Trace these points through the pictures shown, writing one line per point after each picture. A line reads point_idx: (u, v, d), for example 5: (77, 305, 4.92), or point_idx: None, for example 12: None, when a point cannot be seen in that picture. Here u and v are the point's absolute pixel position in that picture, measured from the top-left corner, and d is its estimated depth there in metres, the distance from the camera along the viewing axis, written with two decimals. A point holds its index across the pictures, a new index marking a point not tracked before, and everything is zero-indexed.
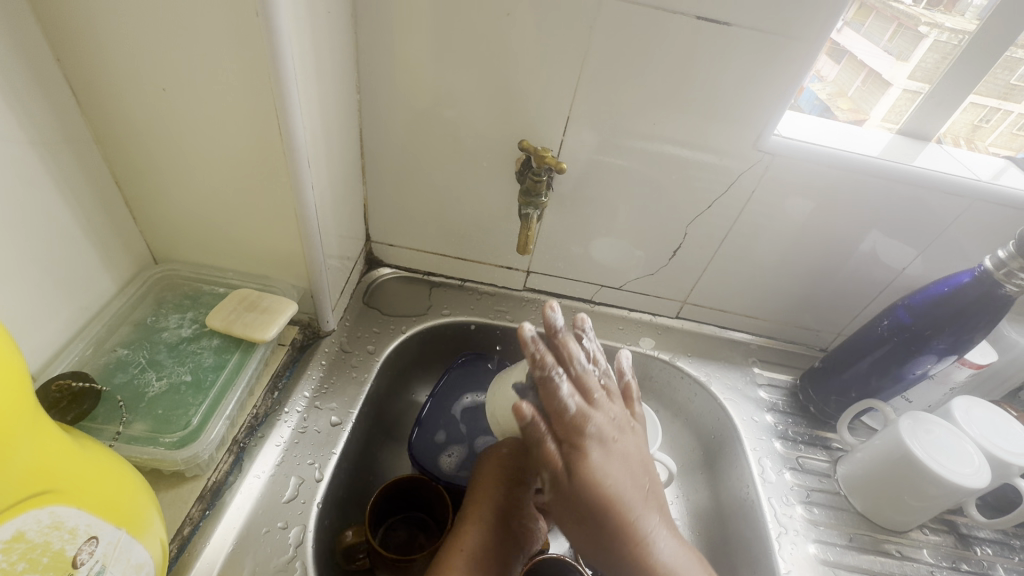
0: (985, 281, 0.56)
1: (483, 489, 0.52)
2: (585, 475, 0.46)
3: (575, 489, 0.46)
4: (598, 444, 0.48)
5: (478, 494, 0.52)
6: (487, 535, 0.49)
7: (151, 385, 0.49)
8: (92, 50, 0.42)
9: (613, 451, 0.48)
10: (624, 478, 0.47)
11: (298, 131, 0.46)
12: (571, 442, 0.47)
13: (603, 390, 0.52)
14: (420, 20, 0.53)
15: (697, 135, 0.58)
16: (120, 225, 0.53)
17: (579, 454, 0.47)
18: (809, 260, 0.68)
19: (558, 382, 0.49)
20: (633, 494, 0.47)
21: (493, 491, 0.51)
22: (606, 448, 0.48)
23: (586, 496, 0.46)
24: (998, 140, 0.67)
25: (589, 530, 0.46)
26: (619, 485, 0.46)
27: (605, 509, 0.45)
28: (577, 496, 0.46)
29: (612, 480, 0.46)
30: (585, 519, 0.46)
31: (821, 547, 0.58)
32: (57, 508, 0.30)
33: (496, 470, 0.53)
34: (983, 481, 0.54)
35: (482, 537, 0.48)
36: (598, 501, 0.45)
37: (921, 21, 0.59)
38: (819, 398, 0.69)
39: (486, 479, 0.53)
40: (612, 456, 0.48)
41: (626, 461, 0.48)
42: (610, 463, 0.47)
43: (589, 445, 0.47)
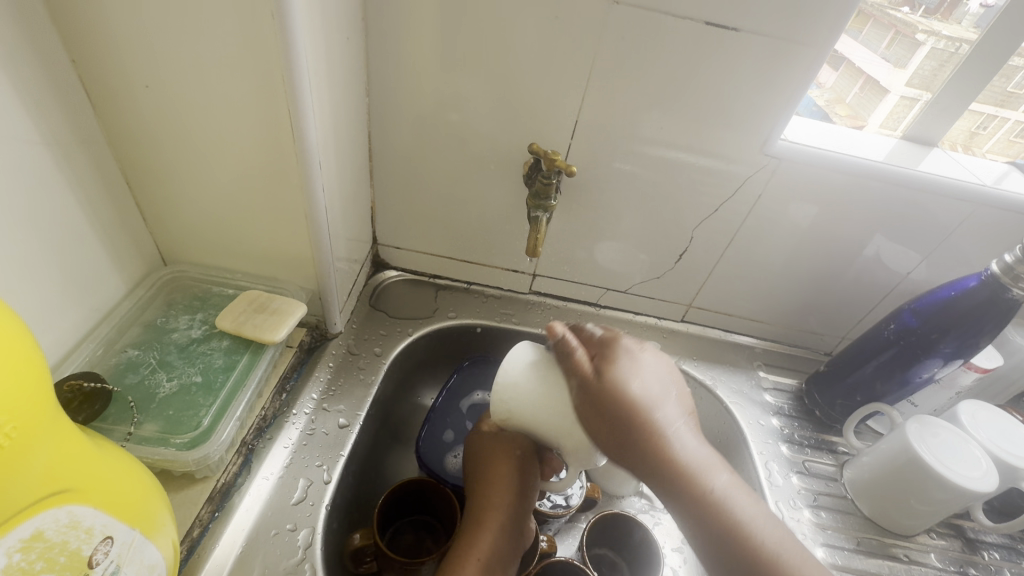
0: (991, 285, 0.56)
1: (497, 487, 0.51)
2: (620, 385, 0.46)
3: (610, 390, 0.46)
4: (625, 360, 0.48)
5: (488, 498, 0.51)
6: (495, 543, 0.48)
7: (162, 386, 0.49)
8: (107, 52, 0.43)
9: (651, 368, 0.49)
10: (659, 380, 0.48)
11: (310, 133, 0.46)
12: (601, 353, 0.49)
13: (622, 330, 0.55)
14: (430, 24, 0.54)
15: (704, 140, 0.58)
16: (130, 226, 0.53)
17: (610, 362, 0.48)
18: (814, 264, 0.68)
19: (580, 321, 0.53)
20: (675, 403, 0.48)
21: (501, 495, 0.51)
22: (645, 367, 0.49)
23: (608, 392, 0.46)
24: (995, 147, 0.68)
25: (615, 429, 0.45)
26: (656, 393, 0.47)
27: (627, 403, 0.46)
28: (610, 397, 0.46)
29: (644, 385, 0.47)
30: (613, 415, 0.45)
31: (829, 551, 0.58)
32: (74, 508, 0.30)
33: (501, 466, 0.52)
34: (991, 485, 0.54)
35: (491, 546, 0.48)
36: (621, 400, 0.46)
37: (918, 28, 0.61)
38: (826, 402, 0.69)
39: (493, 471, 0.52)
40: (653, 367, 0.49)
41: (662, 373, 0.49)
42: (649, 370, 0.49)
43: (634, 356, 0.49)
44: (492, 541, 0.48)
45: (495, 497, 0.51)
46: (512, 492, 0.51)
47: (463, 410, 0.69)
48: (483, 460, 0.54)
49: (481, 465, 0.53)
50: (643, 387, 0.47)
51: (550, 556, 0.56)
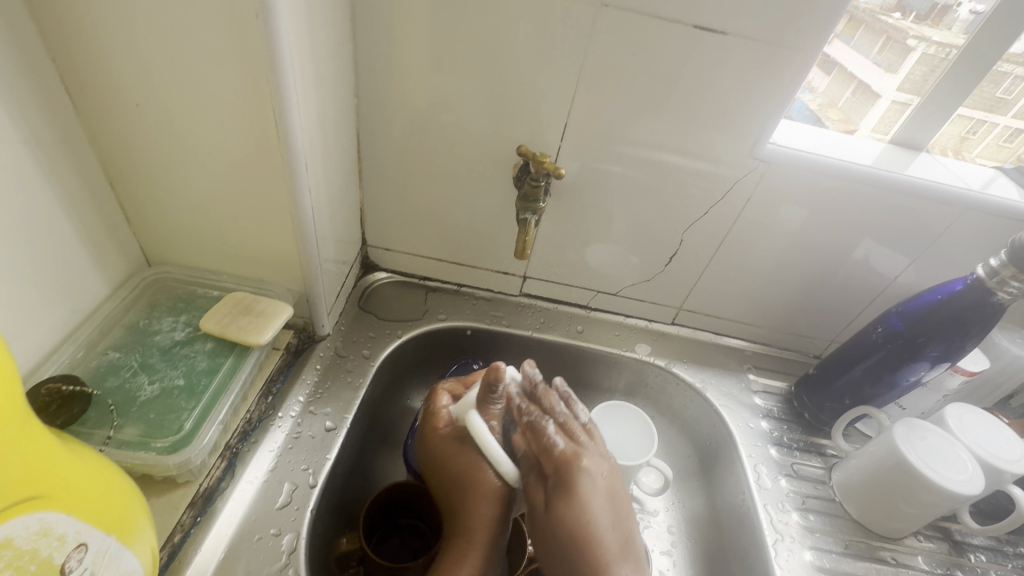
0: (977, 288, 0.56)
1: (480, 509, 0.50)
2: (565, 526, 0.48)
3: (552, 531, 0.49)
4: (585, 469, 0.51)
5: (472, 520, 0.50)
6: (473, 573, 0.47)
7: (143, 389, 0.49)
8: (89, 50, 0.42)
9: (593, 480, 0.51)
10: (602, 516, 0.49)
11: (296, 134, 0.46)
12: (552, 479, 0.51)
13: (585, 432, 0.56)
14: (418, 25, 0.54)
15: (691, 142, 0.59)
16: (113, 227, 0.53)
17: (569, 473, 0.50)
18: (801, 269, 0.69)
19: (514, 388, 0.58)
20: (611, 531, 0.49)
21: (482, 510, 0.50)
22: (596, 475, 0.51)
23: (558, 545, 0.48)
24: (984, 152, 0.68)
25: (566, 529, 0.48)
26: (597, 498, 0.50)
27: (571, 519, 0.48)
28: (558, 511, 0.49)
29: (596, 495, 0.50)
30: (556, 551, 0.48)
31: (817, 554, 0.58)
32: (46, 514, 0.30)
33: (487, 473, 0.51)
34: (977, 488, 0.54)
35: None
36: (570, 512, 0.48)
37: (909, 33, 0.61)
38: (815, 404, 0.69)
39: (476, 483, 0.51)
40: (600, 471, 0.52)
41: (604, 478, 0.52)
42: (595, 484, 0.50)
43: (576, 489, 0.49)
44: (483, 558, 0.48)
45: (484, 508, 0.50)
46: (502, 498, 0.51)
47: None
48: (462, 465, 0.53)
49: (456, 477, 0.53)
50: (585, 506, 0.49)
51: (538, 559, 0.55)
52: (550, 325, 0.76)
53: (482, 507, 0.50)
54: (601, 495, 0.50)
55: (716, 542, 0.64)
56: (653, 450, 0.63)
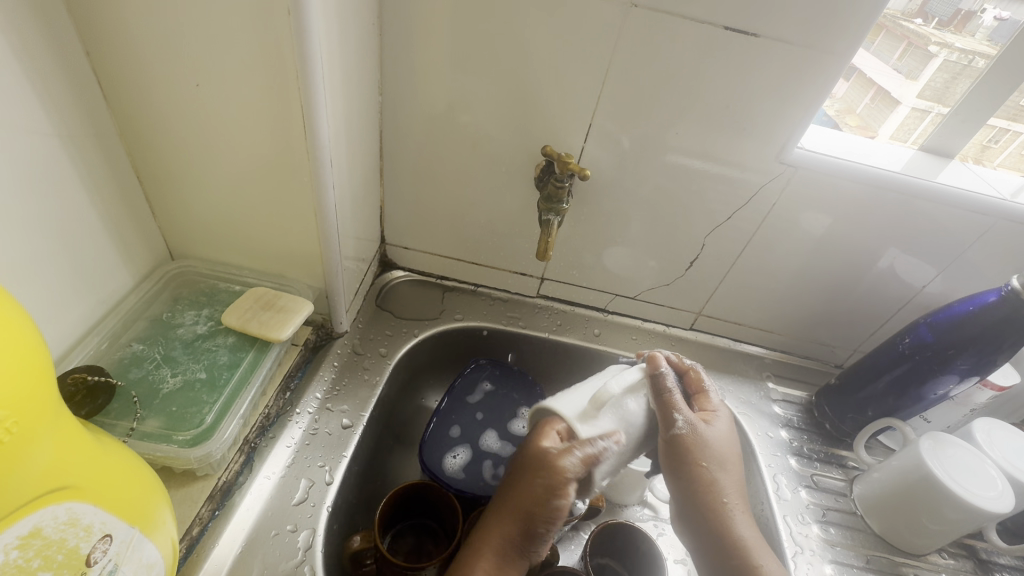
0: (1011, 301, 0.55)
1: (505, 520, 0.47)
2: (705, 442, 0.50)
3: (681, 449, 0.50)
4: (710, 431, 0.51)
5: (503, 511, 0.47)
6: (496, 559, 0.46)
7: (165, 381, 0.49)
8: (121, 44, 0.43)
9: (729, 447, 0.52)
10: (733, 470, 0.51)
11: (322, 131, 0.46)
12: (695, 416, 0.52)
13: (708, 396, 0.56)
14: (444, 25, 0.53)
15: (717, 146, 0.58)
16: (139, 220, 0.53)
17: (696, 433, 0.50)
18: (825, 276, 0.68)
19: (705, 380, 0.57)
20: (736, 491, 0.50)
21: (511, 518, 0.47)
22: (722, 437, 0.52)
23: (688, 455, 0.50)
24: (1006, 161, 0.65)
25: (691, 473, 0.50)
26: (725, 460, 0.51)
27: (702, 474, 0.50)
28: (686, 457, 0.50)
29: (724, 455, 0.51)
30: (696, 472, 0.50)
31: (837, 568, 0.57)
32: (74, 505, 0.30)
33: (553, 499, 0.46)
34: (1006, 506, 0.52)
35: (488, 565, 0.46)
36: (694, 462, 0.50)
37: (932, 40, 0.60)
38: (836, 415, 0.68)
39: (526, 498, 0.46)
40: (725, 436, 0.52)
41: (731, 444, 0.52)
42: (719, 443, 0.51)
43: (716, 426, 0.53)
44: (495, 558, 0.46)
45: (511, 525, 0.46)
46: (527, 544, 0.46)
47: (472, 403, 0.69)
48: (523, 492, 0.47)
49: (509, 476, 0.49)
50: (719, 445, 0.51)
51: (552, 564, 0.55)
52: (567, 328, 0.75)
53: (481, 559, 0.46)
54: (728, 442, 0.52)
55: None
56: None
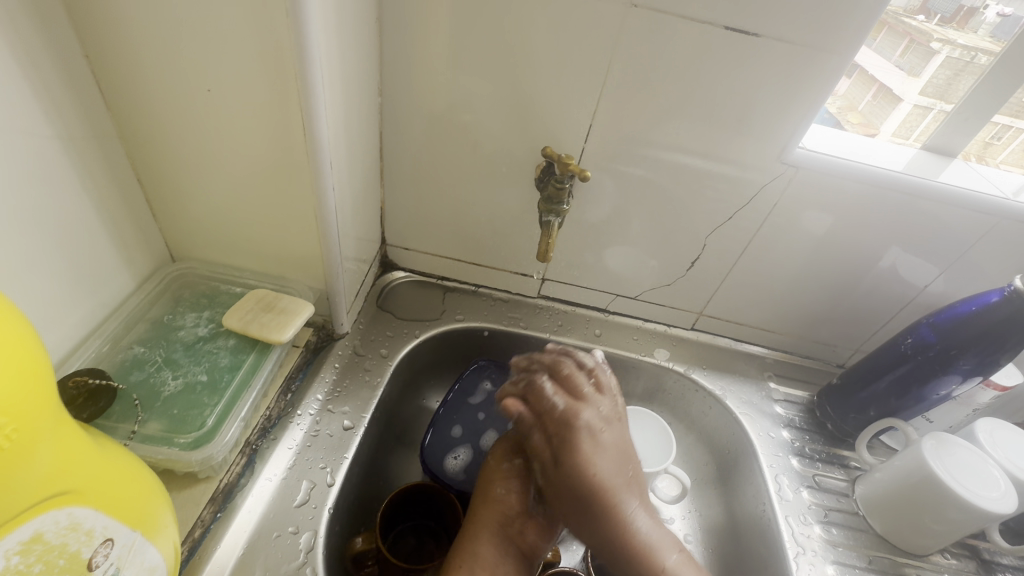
0: (1015, 301, 0.55)
1: (483, 512, 0.51)
2: (568, 465, 0.51)
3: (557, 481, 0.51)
4: (589, 428, 0.53)
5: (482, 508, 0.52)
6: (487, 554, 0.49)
7: (167, 384, 0.49)
8: (121, 47, 0.43)
9: (595, 434, 0.53)
10: (606, 466, 0.51)
11: (322, 133, 0.46)
12: (561, 433, 0.53)
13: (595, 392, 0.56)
14: (443, 26, 0.53)
15: (718, 146, 0.58)
16: (140, 223, 0.53)
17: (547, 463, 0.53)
18: (827, 276, 0.67)
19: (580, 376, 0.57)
20: (614, 484, 0.51)
21: (485, 510, 0.51)
22: (595, 427, 0.53)
23: (563, 486, 0.51)
24: (1010, 158, 0.65)
25: (574, 491, 0.50)
26: (600, 466, 0.51)
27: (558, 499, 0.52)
28: (568, 487, 0.51)
29: (592, 462, 0.51)
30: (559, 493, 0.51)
31: (839, 569, 0.57)
32: (75, 509, 0.30)
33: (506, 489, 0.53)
34: (1009, 507, 0.52)
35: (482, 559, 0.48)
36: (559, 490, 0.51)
37: (934, 37, 0.59)
38: (838, 415, 0.68)
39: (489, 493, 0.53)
40: (604, 441, 0.53)
41: (601, 449, 0.52)
42: (588, 455, 0.51)
43: (575, 439, 0.52)
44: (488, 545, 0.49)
45: (488, 513, 0.51)
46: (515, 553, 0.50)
47: (473, 404, 0.69)
48: (490, 501, 0.52)
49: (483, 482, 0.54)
50: (585, 454, 0.51)
51: (554, 565, 0.55)
52: (568, 328, 0.75)
53: (479, 548, 0.49)
54: (609, 448, 0.53)
55: (734, 551, 0.63)
56: (672, 457, 0.63)
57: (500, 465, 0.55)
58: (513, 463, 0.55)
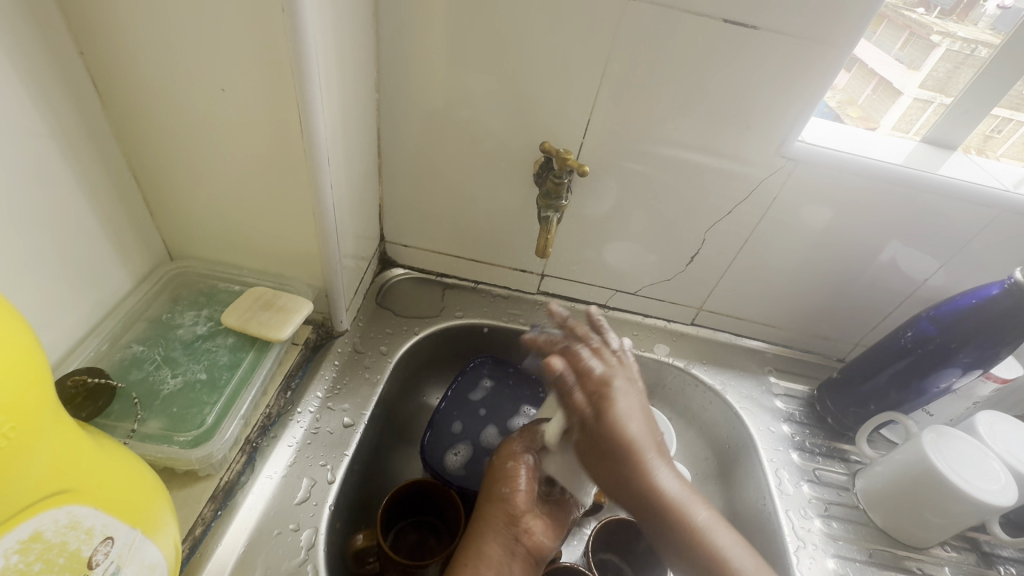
0: (1015, 293, 0.55)
1: (490, 511, 0.51)
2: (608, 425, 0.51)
3: (597, 440, 0.52)
4: (621, 394, 0.53)
5: (489, 507, 0.51)
6: (496, 553, 0.48)
7: (165, 382, 0.49)
8: (115, 44, 0.42)
9: (628, 400, 0.53)
10: (639, 427, 0.52)
11: (319, 130, 0.46)
12: (597, 394, 0.53)
13: (620, 356, 0.56)
14: (440, 21, 0.53)
15: (717, 140, 0.57)
16: (137, 221, 0.53)
17: (589, 421, 0.52)
18: (827, 270, 0.67)
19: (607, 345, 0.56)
20: (646, 442, 0.52)
21: (493, 508, 0.51)
22: (627, 393, 0.54)
23: (604, 443, 0.52)
24: (1009, 151, 0.65)
25: (608, 446, 0.51)
26: (634, 425, 0.52)
27: (600, 453, 0.52)
28: (604, 444, 0.52)
29: (629, 423, 0.52)
30: (600, 451, 0.52)
31: (840, 562, 0.57)
32: (74, 508, 0.30)
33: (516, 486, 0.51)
34: (1009, 499, 0.52)
35: (491, 559, 0.47)
36: (602, 444, 0.52)
37: (934, 30, 0.60)
38: (838, 409, 0.68)
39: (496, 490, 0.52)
40: (632, 400, 0.54)
41: (633, 407, 0.53)
42: (626, 415, 0.52)
43: (614, 403, 0.52)
44: (500, 543, 0.48)
45: (494, 510, 0.50)
46: (524, 553, 0.49)
47: (474, 400, 0.69)
48: (497, 501, 0.51)
49: (492, 474, 0.54)
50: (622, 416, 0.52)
51: (556, 561, 0.54)
52: None
53: (488, 546, 0.48)
54: (639, 407, 0.54)
55: None
56: (672, 452, 0.63)
57: (505, 464, 0.53)
58: (519, 461, 0.53)
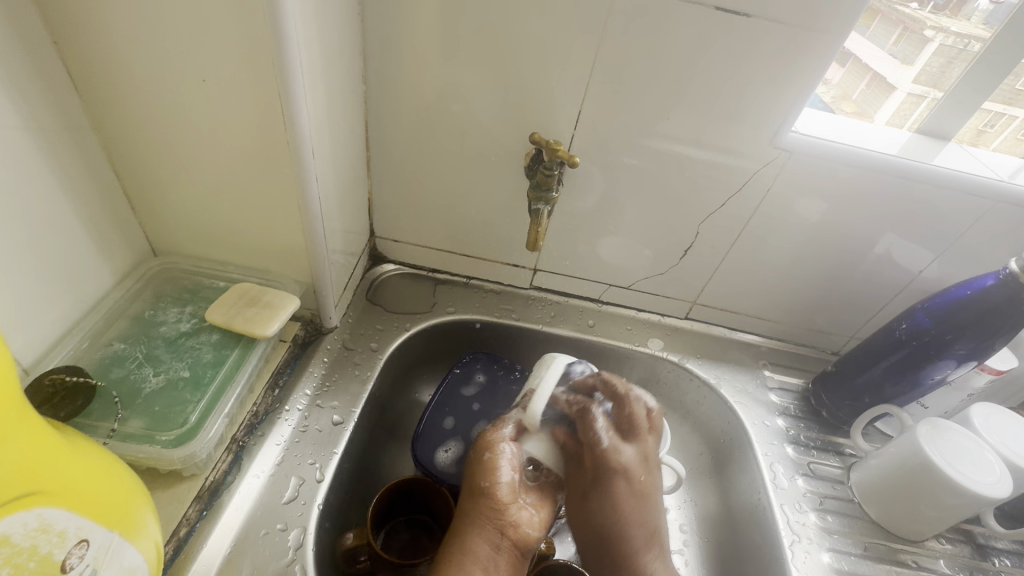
0: (1010, 284, 0.54)
1: (469, 506, 0.50)
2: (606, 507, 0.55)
3: (592, 515, 0.55)
4: (624, 477, 0.56)
5: (469, 502, 0.50)
6: (483, 549, 0.47)
7: (148, 381, 0.48)
8: (90, 34, 0.41)
9: (631, 484, 0.56)
10: (636, 513, 0.55)
11: (303, 122, 0.45)
12: (601, 475, 0.56)
13: (636, 428, 0.58)
14: (427, 9, 0.52)
15: (710, 130, 0.56)
16: (118, 217, 0.52)
17: (588, 494, 0.56)
18: (821, 263, 0.67)
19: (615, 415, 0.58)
20: (639, 524, 0.55)
21: (474, 503, 0.50)
22: (631, 476, 0.56)
23: (602, 522, 0.55)
24: (1002, 146, 0.64)
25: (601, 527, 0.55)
26: (635, 507, 0.55)
27: (590, 526, 0.56)
28: (599, 523, 0.55)
29: (629, 510, 0.55)
30: (593, 528, 0.55)
31: (835, 556, 0.57)
32: (45, 511, 0.29)
33: (496, 481, 0.51)
34: (1005, 491, 0.52)
35: (479, 555, 0.47)
36: (597, 518, 0.55)
37: (927, 24, 0.59)
38: (833, 402, 0.67)
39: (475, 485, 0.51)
40: (634, 485, 0.56)
41: (637, 494, 0.56)
42: (625, 498, 0.55)
43: (615, 488, 0.55)
44: (486, 538, 0.48)
45: (473, 507, 0.50)
46: (511, 546, 0.49)
47: (466, 397, 0.68)
48: (478, 496, 0.50)
49: (471, 466, 0.53)
50: (624, 501, 0.55)
51: (548, 557, 0.52)
52: (560, 319, 0.74)
53: (475, 542, 0.48)
54: (644, 489, 0.56)
55: (729, 539, 0.63)
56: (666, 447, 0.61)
57: (483, 456, 0.52)
58: (498, 452, 0.53)
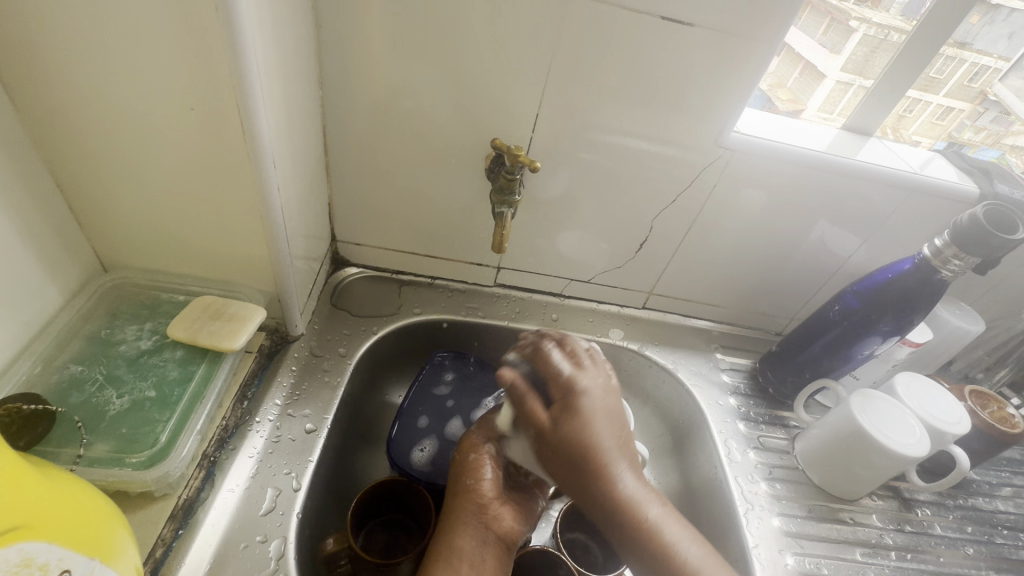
0: (922, 267, 0.61)
1: (456, 507, 0.52)
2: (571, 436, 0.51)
3: (560, 443, 0.51)
4: (585, 398, 0.52)
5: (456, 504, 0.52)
6: (468, 544, 0.49)
7: (111, 403, 0.47)
8: (26, 43, 0.39)
9: (594, 401, 0.52)
10: (604, 436, 0.51)
11: (262, 132, 0.44)
12: (563, 404, 0.52)
13: (591, 356, 0.56)
14: (383, 14, 0.52)
15: (660, 131, 0.60)
16: (64, 233, 0.50)
17: (554, 426, 0.52)
18: (763, 251, 0.72)
19: (573, 348, 0.56)
20: (610, 445, 0.51)
21: (460, 502, 0.52)
22: (594, 394, 0.53)
23: (570, 449, 0.51)
24: (920, 129, 0.72)
25: (574, 452, 0.51)
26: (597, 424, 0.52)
27: (561, 459, 0.51)
28: (567, 452, 0.51)
29: (595, 431, 0.51)
30: (563, 458, 0.51)
31: (784, 519, 0.62)
32: (25, 544, 0.29)
33: (481, 481, 0.53)
34: (923, 449, 0.59)
35: (465, 551, 0.49)
36: (564, 448, 0.51)
37: (852, 15, 0.64)
38: (777, 379, 0.73)
39: (462, 486, 0.53)
40: (597, 403, 0.53)
41: (602, 413, 0.52)
42: (592, 418, 0.52)
43: (579, 412, 0.52)
44: (473, 535, 0.50)
45: (460, 507, 0.52)
46: (496, 540, 0.51)
47: (437, 396, 0.70)
48: (466, 494, 0.53)
49: (458, 469, 0.55)
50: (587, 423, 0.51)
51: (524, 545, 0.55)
52: (525, 315, 0.77)
53: (460, 539, 0.49)
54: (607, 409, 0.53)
55: (691, 512, 0.68)
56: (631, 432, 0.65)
57: (467, 457, 0.55)
58: (481, 453, 0.55)
